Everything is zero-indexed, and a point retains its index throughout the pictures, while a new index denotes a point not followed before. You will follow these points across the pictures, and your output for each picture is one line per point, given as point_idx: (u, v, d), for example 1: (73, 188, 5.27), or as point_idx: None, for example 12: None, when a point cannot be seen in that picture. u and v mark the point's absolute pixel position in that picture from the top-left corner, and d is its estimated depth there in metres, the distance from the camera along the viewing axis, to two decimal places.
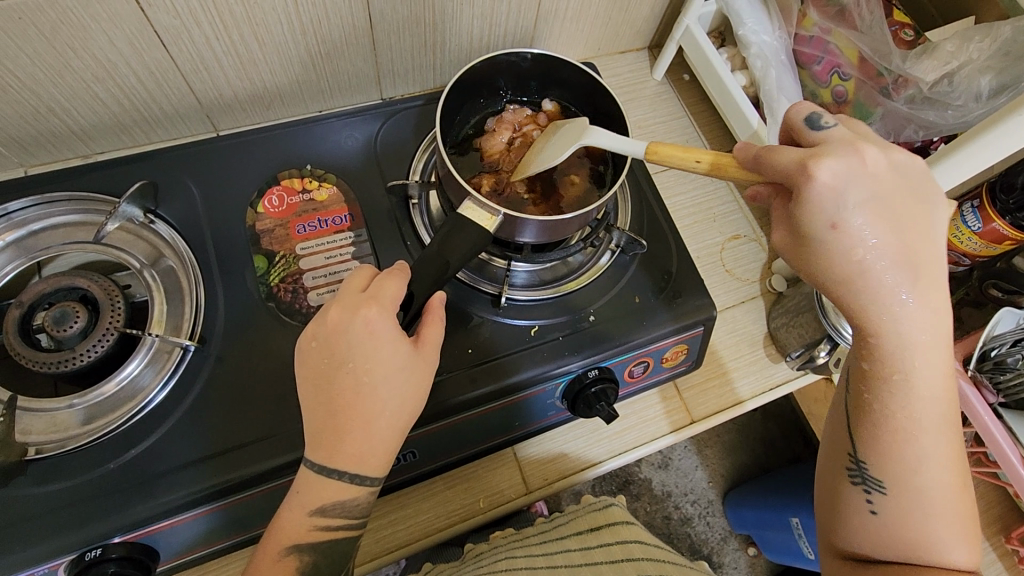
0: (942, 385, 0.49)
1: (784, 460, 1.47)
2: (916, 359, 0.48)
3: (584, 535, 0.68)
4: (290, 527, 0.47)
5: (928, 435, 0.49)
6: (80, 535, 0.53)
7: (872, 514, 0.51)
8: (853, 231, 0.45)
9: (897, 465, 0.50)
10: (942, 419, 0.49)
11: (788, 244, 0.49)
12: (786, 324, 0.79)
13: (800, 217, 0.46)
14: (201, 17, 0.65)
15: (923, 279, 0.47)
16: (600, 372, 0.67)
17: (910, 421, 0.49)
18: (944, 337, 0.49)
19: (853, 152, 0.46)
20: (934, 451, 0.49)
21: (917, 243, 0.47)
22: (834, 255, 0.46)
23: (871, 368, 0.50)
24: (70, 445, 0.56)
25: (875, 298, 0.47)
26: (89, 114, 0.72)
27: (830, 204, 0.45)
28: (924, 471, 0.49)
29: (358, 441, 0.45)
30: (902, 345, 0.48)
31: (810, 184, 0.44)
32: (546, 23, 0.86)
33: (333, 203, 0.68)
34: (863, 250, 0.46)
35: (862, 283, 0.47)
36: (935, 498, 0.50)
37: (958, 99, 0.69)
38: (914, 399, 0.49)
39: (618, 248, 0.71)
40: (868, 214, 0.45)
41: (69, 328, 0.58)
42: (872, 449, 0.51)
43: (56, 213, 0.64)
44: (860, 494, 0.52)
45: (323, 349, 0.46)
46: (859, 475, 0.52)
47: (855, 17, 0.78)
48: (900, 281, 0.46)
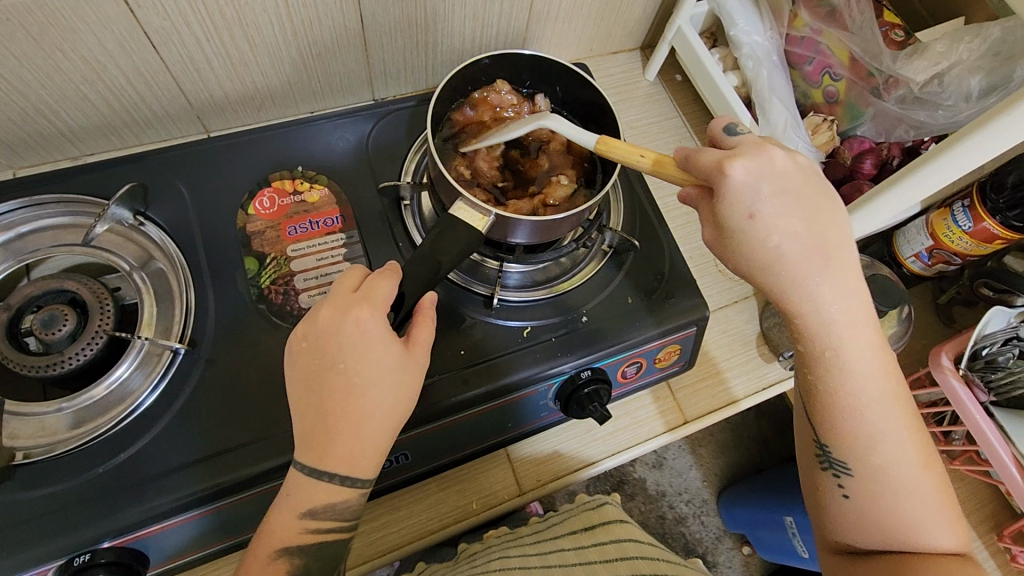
0: (874, 362, 0.50)
1: (777, 458, 1.47)
2: (845, 338, 0.49)
3: (579, 534, 0.68)
4: (280, 530, 0.47)
5: (874, 412, 0.50)
6: (69, 540, 0.52)
7: (845, 497, 0.52)
8: (768, 220, 0.47)
9: (856, 446, 0.51)
10: (884, 392, 0.50)
11: (716, 238, 0.51)
12: (777, 324, 0.80)
13: (719, 211, 0.48)
14: (191, 18, 0.65)
15: (836, 263, 0.48)
16: (593, 373, 0.67)
17: (853, 399, 0.50)
18: (866, 313, 0.50)
19: (760, 150, 0.47)
20: (883, 426, 0.51)
21: (828, 229, 0.48)
22: (755, 244, 0.47)
23: (806, 350, 0.51)
24: (58, 449, 0.56)
25: (800, 284, 0.48)
26: (78, 116, 0.71)
27: (744, 195, 0.46)
28: (881, 448, 0.51)
29: (349, 443, 0.45)
30: (828, 327, 0.49)
31: (724, 180, 0.46)
32: (538, 23, 0.86)
33: (324, 204, 0.67)
34: (777, 238, 0.47)
35: (783, 271, 0.48)
36: (896, 474, 0.51)
37: (948, 100, 0.71)
38: (849, 378, 0.50)
39: (611, 248, 0.71)
40: (779, 203, 0.47)
41: (57, 331, 0.57)
42: (831, 433, 0.52)
43: (44, 216, 0.63)
44: (831, 479, 0.53)
45: (313, 349, 0.45)
46: (826, 460, 0.53)
47: (845, 18, 0.77)
48: (814, 267, 0.48)
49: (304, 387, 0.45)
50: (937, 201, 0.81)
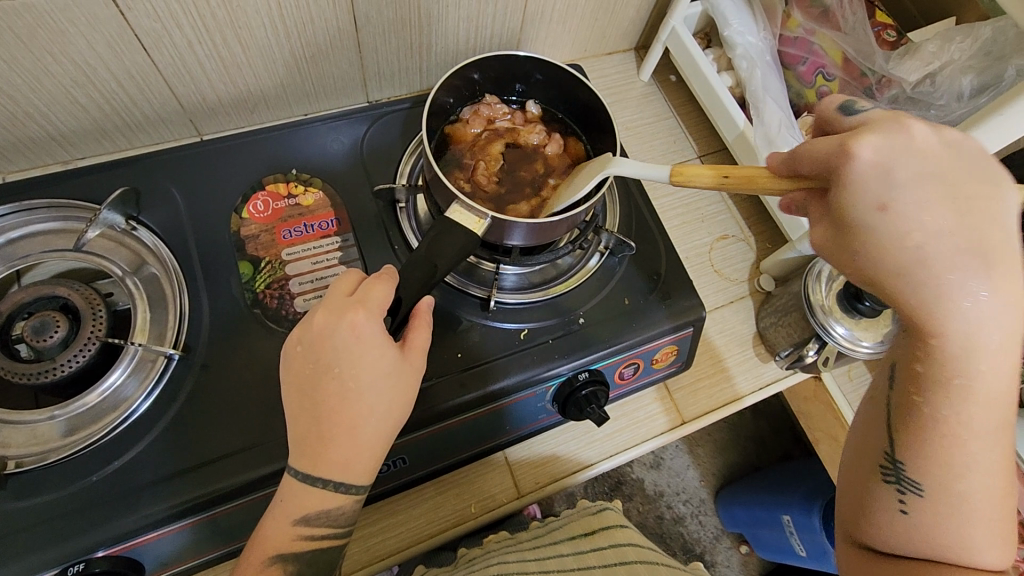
0: (1005, 391, 0.43)
1: (774, 457, 1.47)
2: (982, 361, 0.42)
3: (579, 540, 0.67)
4: (274, 537, 0.46)
5: (980, 444, 0.43)
6: (63, 550, 0.52)
7: (903, 515, 0.46)
8: (906, 209, 0.40)
9: (937, 470, 0.45)
10: (1000, 427, 0.43)
11: (832, 231, 0.45)
12: (774, 324, 0.80)
13: (843, 197, 0.42)
14: (182, 20, 0.64)
15: (993, 268, 0.40)
16: (590, 375, 0.67)
17: (963, 428, 0.43)
18: (1017, 338, 0.42)
19: (900, 127, 0.42)
20: (984, 459, 0.44)
21: (989, 227, 0.40)
22: (887, 238, 0.41)
23: (924, 370, 0.43)
24: (51, 457, 0.55)
25: (930, 286, 0.41)
26: (68, 120, 0.70)
27: (877, 179, 0.41)
28: (970, 479, 0.44)
29: (343, 449, 0.44)
30: (965, 343, 0.41)
31: (852, 161, 0.41)
32: (533, 24, 0.86)
33: (319, 207, 0.67)
34: (919, 232, 0.40)
35: (917, 270, 0.41)
36: (977, 508, 0.44)
37: (941, 99, 0.70)
38: (971, 406, 0.42)
39: (607, 250, 0.71)
40: (925, 191, 0.40)
41: (49, 338, 0.56)
42: (915, 453, 0.45)
43: (34, 221, 0.62)
44: (891, 495, 0.47)
45: (309, 354, 0.45)
46: (894, 476, 0.47)
47: (838, 18, 0.79)
48: (959, 269, 0.40)
49: (299, 392, 0.44)
50: None
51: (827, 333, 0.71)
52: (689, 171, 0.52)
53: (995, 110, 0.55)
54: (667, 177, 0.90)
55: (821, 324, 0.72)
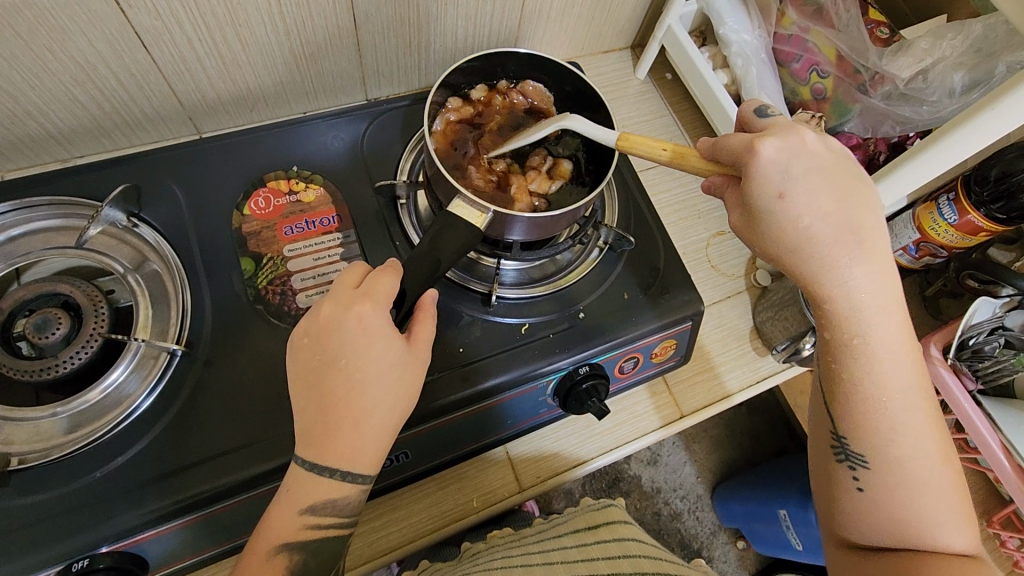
0: (901, 352, 0.50)
1: (770, 453, 1.49)
2: (872, 325, 0.49)
3: (582, 533, 0.69)
4: (280, 528, 0.46)
5: (896, 404, 0.50)
6: (67, 545, 0.52)
7: (859, 491, 0.52)
8: (798, 201, 0.47)
9: (873, 438, 0.51)
10: (910, 386, 0.50)
11: (744, 224, 0.51)
12: (770, 319, 0.81)
13: (748, 192, 0.48)
14: (182, 18, 0.65)
15: (867, 245, 0.48)
16: (590, 369, 0.67)
17: (879, 389, 0.50)
18: (897, 302, 0.50)
19: (793, 132, 0.48)
20: (904, 417, 0.50)
21: (860, 211, 0.48)
22: (783, 225, 0.48)
23: (831, 338, 0.50)
24: (54, 454, 0.55)
25: (824, 264, 0.48)
26: (67, 118, 0.70)
27: (773, 176, 0.47)
28: (900, 441, 0.50)
29: (350, 440, 0.44)
30: (856, 313, 0.49)
31: (754, 160, 0.47)
32: (530, 23, 0.86)
33: (320, 204, 0.67)
34: (807, 217, 0.47)
35: (810, 250, 0.48)
36: (913, 469, 0.50)
37: (932, 95, 0.72)
38: (874, 367, 0.49)
39: (606, 245, 0.72)
40: (810, 183, 0.47)
41: (51, 335, 0.56)
42: (854, 426, 0.51)
43: (36, 218, 0.62)
44: (845, 471, 0.53)
45: (315, 345, 0.45)
46: (842, 451, 0.53)
47: (832, 16, 0.79)
48: (844, 248, 0.48)
49: (306, 383, 0.45)
50: (923, 195, 0.83)
51: (822, 324, 0.73)
52: (634, 139, 0.55)
53: (984, 106, 0.56)
54: (665, 174, 0.91)
55: (816, 316, 0.74)
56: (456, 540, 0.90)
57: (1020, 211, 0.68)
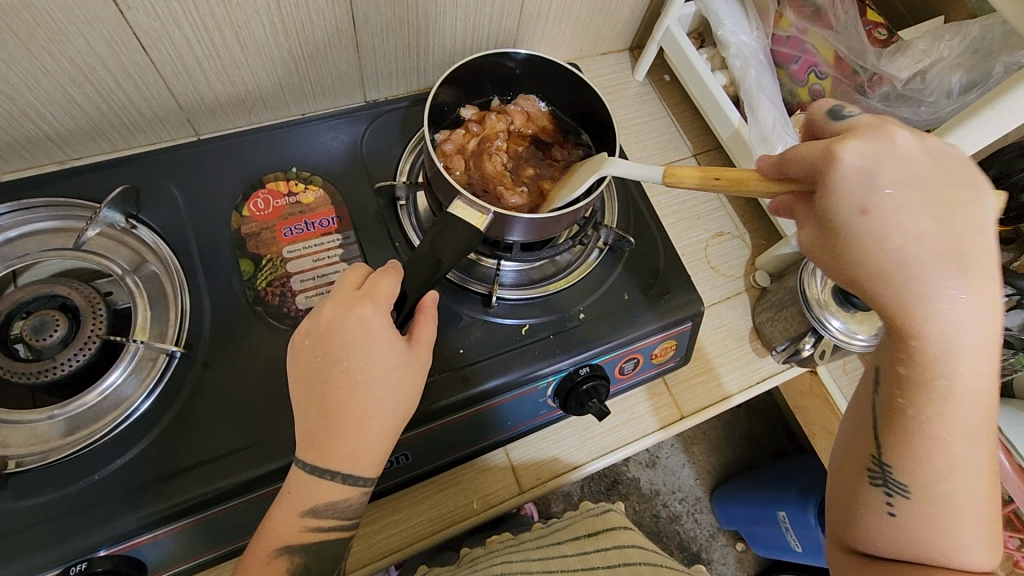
0: (986, 395, 0.44)
1: (769, 454, 1.49)
2: (960, 361, 0.43)
3: (581, 540, 0.68)
4: (281, 530, 0.46)
5: (963, 444, 0.45)
6: (65, 549, 0.51)
7: (891, 518, 0.48)
8: (887, 214, 0.42)
9: (924, 471, 0.46)
10: (983, 428, 0.45)
11: (817, 236, 0.46)
12: (769, 319, 0.81)
13: (826, 201, 0.44)
14: (181, 19, 0.64)
15: (973, 271, 0.42)
16: (591, 370, 0.67)
17: (947, 427, 0.45)
18: (992, 340, 0.43)
19: (884, 135, 0.43)
20: (969, 460, 0.45)
21: (966, 232, 0.42)
22: (866, 242, 0.43)
23: (906, 368, 0.45)
24: (52, 457, 0.54)
25: (914, 289, 0.42)
26: (65, 119, 0.70)
27: (858, 186, 0.42)
28: (953, 478, 0.46)
29: (350, 442, 0.44)
30: (945, 345, 0.43)
31: (835, 166, 0.42)
32: (529, 24, 0.86)
33: (320, 205, 0.67)
34: (896, 236, 0.42)
35: (898, 273, 0.42)
36: (960, 507, 0.46)
37: (931, 96, 0.72)
38: (955, 406, 0.44)
39: (606, 246, 0.71)
40: (902, 196, 0.42)
41: (48, 337, 0.56)
42: (901, 454, 0.47)
43: (33, 219, 0.62)
44: (879, 496, 0.49)
45: (317, 346, 0.45)
46: (881, 477, 0.48)
47: (830, 17, 0.80)
48: (940, 274, 0.42)
49: (307, 384, 0.44)
50: None
51: (822, 326, 0.72)
52: (682, 173, 0.52)
53: (981, 108, 0.56)
54: (664, 175, 0.91)
55: (817, 318, 0.73)
56: (455, 542, 0.90)
57: (1016, 212, 0.68)
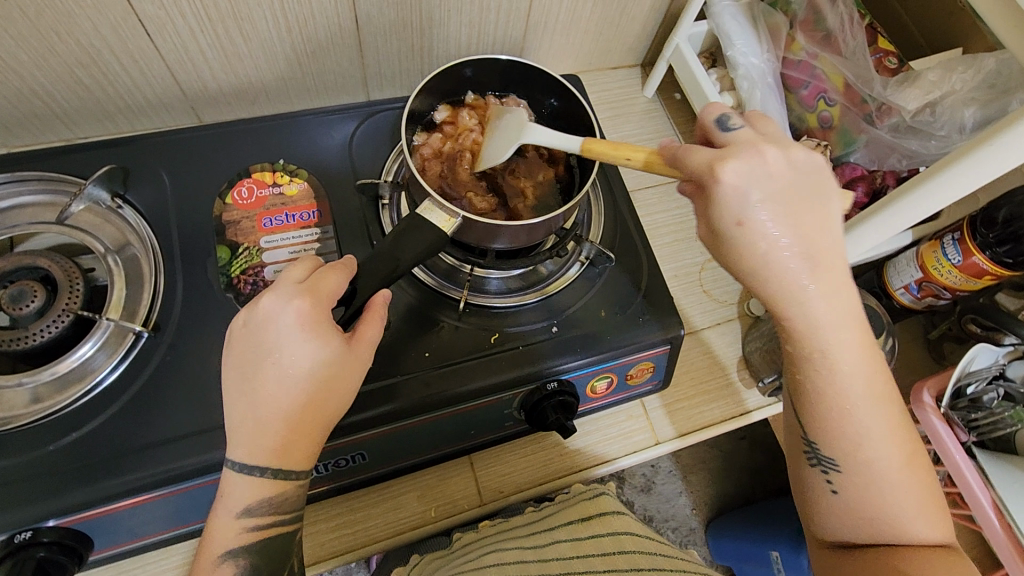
0: (865, 363, 0.50)
1: (769, 491, 1.43)
2: (834, 343, 0.48)
3: (574, 526, 0.63)
4: (220, 533, 0.46)
5: (863, 413, 0.51)
6: (12, 517, 0.52)
7: (834, 494, 0.54)
8: (758, 229, 0.45)
9: (844, 445, 0.52)
10: (873, 394, 0.50)
11: (705, 238, 0.50)
12: (761, 349, 0.79)
13: (710, 213, 0.47)
14: (185, 9, 0.66)
15: (829, 266, 0.47)
16: (559, 385, 0.65)
17: (844, 402, 0.50)
18: (855, 317, 0.49)
19: (749, 151, 0.46)
20: (873, 425, 0.51)
21: (819, 234, 0.46)
22: (745, 251, 0.46)
23: (794, 356, 0.50)
24: (13, 424, 0.55)
25: (785, 291, 0.47)
26: (72, 99, 0.73)
27: (734, 201, 0.45)
28: (869, 445, 0.51)
29: (279, 437, 0.44)
30: (818, 332, 0.48)
31: (716, 186, 0.45)
32: (536, 33, 0.86)
33: (302, 198, 0.67)
34: (771, 245, 0.46)
35: (772, 278, 0.47)
36: (882, 470, 0.52)
37: (941, 129, 0.70)
38: (837, 379, 0.49)
39: (588, 259, 0.70)
40: (770, 210, 0.45)
41: (25, 307, 0.58)
42: (822, 434, 0.52)
43: (24, 193, 0.64)
44: (818, 475, 0.54)
45: (251, 335, 0.44)
46: (815, 457, 0.54)
47: (839, 43, 0.77)
48: (804, 274, 0.46)
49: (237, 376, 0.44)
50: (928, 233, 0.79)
51: None
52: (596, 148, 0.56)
53: (980, 145, 0.53)
54: (663, 194, 0.89)
55: None
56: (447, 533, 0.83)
57: None
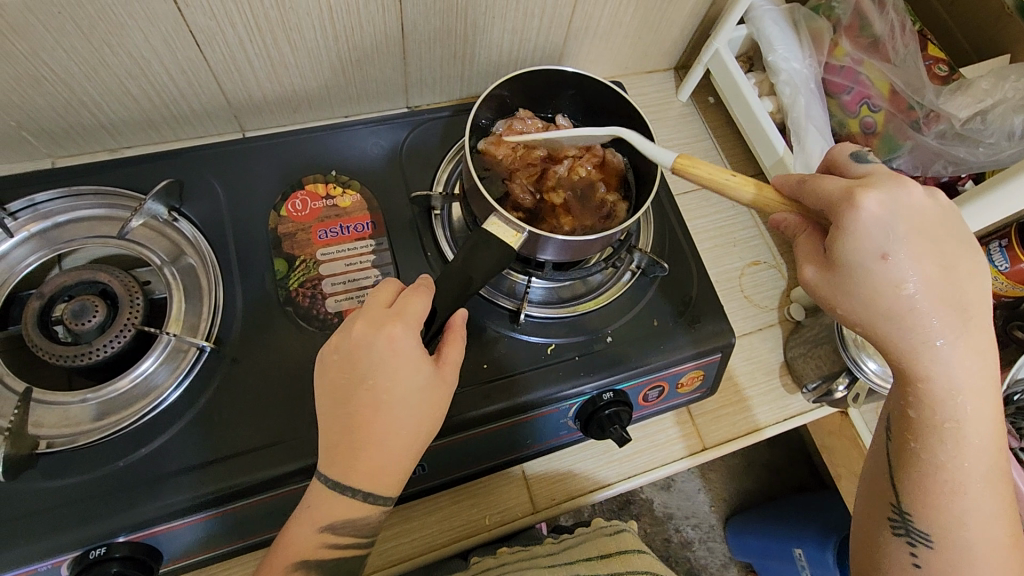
0: (986, 438, 0.49)
1: (789, 488, 1.44)
2: (962, 408, 0.48)
3: (594, 563, 0.60)
4: (297, 545, 0.47)
5: (975, 489, 0.50)
6: (87, 533, 0.52)
7: (916, 568, 0.52)
8: (900, 265, 0.45)
9: (942, 520, 0.50)
10: (988, 471, 0.50)
11: (823, 277, 0.48)
12: (802, 355, 0.79)
13: (845, 250, 0.46)
14: (235, 19, 0.65)
15: (970, 323, 0.47)
16: (614, 395, 0.66)
17: (957, 472, 0.50)
18: (988, 389, 0.49)
19: (902, 190, 0.46)
20: (981, 506, 0.50)
21: (967, 284, 0.47)
22: (883, 288, 0.45)
23: (916, 414, 0.50)
24: (81, 440, 0.56)
25: (918, 335, 0.47)
26: (119, 110, 0.72)
27: (881, 234, 0.45)
28: (970, 524, 0.50)
29: (373, 459, 0.46)
30: (946, 390, 0.48)
31: (859, 215, 0.44)
32: (576, 39, 0.86)
33: (356, 209, 0.67)
34: (909, 285, 0.45)
35: (905, 317, 0.46)
36: (980, 556, 0.50)
37: (991, 137, 0.70)
38: (959, 445, 0.49)
39: (639, 269, 0.71)
40: (916, 251, 0.45)
41: (87, 322, 0.57)
42: (920, 503, 0.51)
43: (81, 206, 0.64)
44: (903, 548, 0.53)
45: (345, 360, 0.47)
46: (903, 528, 0.52)
47: (888, 49, 0.78)
48: (942, 325, 0.46)
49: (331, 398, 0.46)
50: (972, 238, 0.80)
51: (859, 367, 0.71)
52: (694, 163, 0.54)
53: None
54: (701, 199, 0.89)
55: (854, 358, 0.71)
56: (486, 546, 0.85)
57: None
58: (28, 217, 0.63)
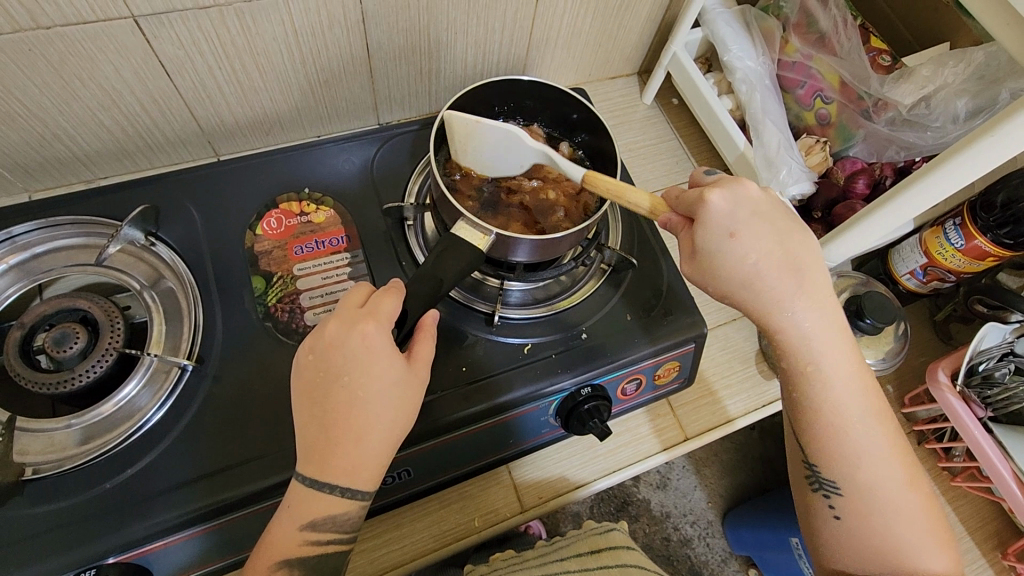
0: (853, 378, 0.53)
1: (783, 478, 1.45)
2: (824, 353, 0.53)
3: (585, 557, 0.65)
4: (280, 543, 0.49)
5: (858, 428, 0.53)
6: (76, 556, 0.53)
7: (837, 520, 0.55)
8: (744, 241, 0.50)
9: (843, 468, 0.54)
10: (864, 408, 0.54)
11: (693, 269, 0.54)
12: (776, 341, 0.81)
13: (701, 230, 0.51)
14: (204, 47, 0.67)
15: (806, 283, 0.52)
16: (593, 390, 0.67)
17: (839, 415, 0.53)
18: (841, 334, 0.53)
19: (737, 181, 0.52)
20: (870, 445, 0.53)
21: (800, 250, 0.52)
22: (732, 263, 0.51)
23: (789, 368, 0.54)
24: (67, 465, 0.56)
25: (768, 302, 0.52)
26: (94, 142, 0.74)
27: (723, 217, 0.51)
28: (868, 465, 0.54)
29: (349, 456, 0.48)
30: (806, 343, 0.52)
31: (704, 206, 0.51)
32: (539, 49, 0.89)
33: (330, 224, 0.70)
34: (751, 258, 0.51)
35: (758, 289, 0.51)
36: (881, 494, 0.54)
37: (936, 121, 0.75)
38: (830, 388, 0.53)
39: (609, 266, 0.73)
40: (754, 227, 0.51)
41: (68, 349, 0.58)
42: (820, 454, 0.55)
43: (59, 237, 0.66)
44: (821, 501, 0.56)
45: (320, 359, 0.49)
46: (817, 483, 0.56)
47: (834, 44, 0.81)
48: (785, 288, 0.51)
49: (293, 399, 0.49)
50: (929, 220, 0.83)
51: None
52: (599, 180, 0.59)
53: (983, 133, 0.55)
54: None
55: None
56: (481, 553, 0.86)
57: None
58: (7, 250, 0.64)
